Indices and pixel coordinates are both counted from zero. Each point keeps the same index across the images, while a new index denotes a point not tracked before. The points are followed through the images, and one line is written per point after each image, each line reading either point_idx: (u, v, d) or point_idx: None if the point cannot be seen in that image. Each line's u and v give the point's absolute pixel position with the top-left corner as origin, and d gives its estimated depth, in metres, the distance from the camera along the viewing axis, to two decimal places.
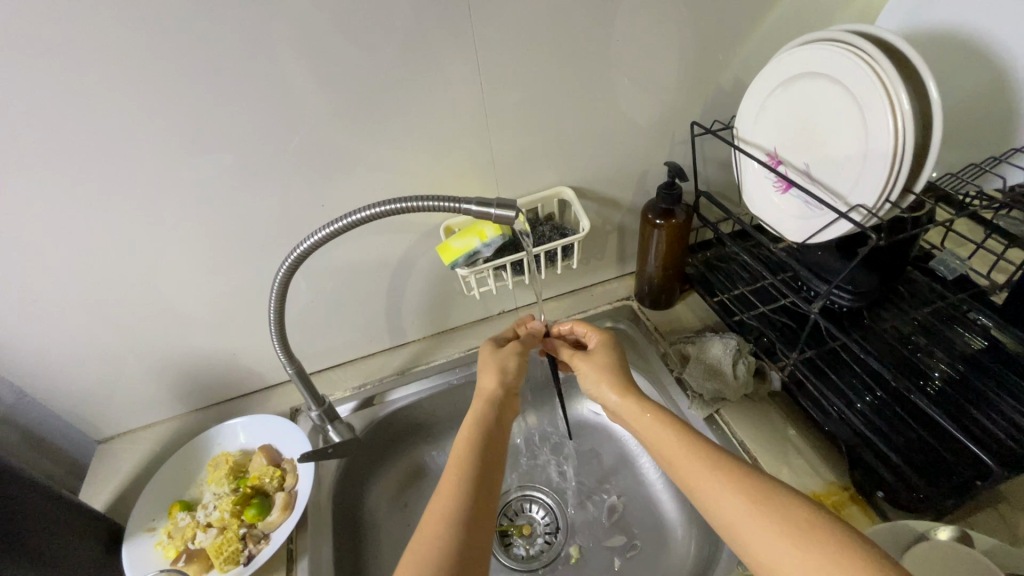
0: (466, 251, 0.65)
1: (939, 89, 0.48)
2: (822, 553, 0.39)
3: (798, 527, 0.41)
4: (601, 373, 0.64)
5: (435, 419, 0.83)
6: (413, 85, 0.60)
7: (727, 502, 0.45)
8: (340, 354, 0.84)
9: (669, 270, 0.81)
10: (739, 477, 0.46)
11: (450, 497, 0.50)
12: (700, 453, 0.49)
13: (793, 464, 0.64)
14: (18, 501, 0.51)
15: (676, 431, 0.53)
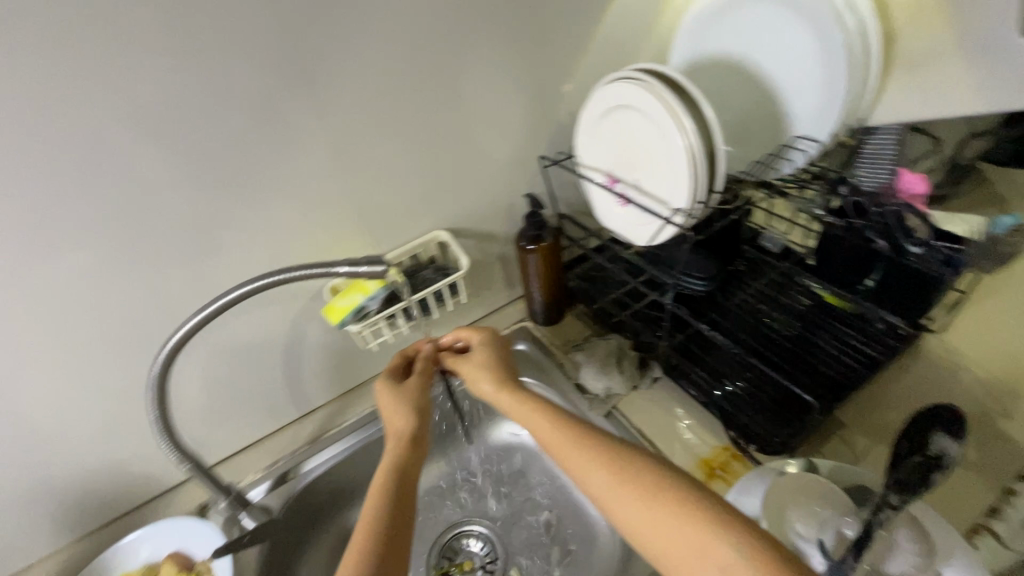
0: (352, 308, 0.66)
1: (712, 111, 0.59)
2: (676, 517, 0.43)
3: (652, 489, 0.46)
4: (479, 373, 0.67)
5: (356, 480, 0.82)
6: (268, 158, 0.63)
7: (597, 478, 0.49)
8: (243, 436, 0.81)
9: (552, 287, 0.89)
10: (608, 456, 0.50)
11: (358, 548, 0.50)
12: (573, 436, 0.53)
13: (684, 438, 0.73)
14: None
15: (552, 419, 0.56)
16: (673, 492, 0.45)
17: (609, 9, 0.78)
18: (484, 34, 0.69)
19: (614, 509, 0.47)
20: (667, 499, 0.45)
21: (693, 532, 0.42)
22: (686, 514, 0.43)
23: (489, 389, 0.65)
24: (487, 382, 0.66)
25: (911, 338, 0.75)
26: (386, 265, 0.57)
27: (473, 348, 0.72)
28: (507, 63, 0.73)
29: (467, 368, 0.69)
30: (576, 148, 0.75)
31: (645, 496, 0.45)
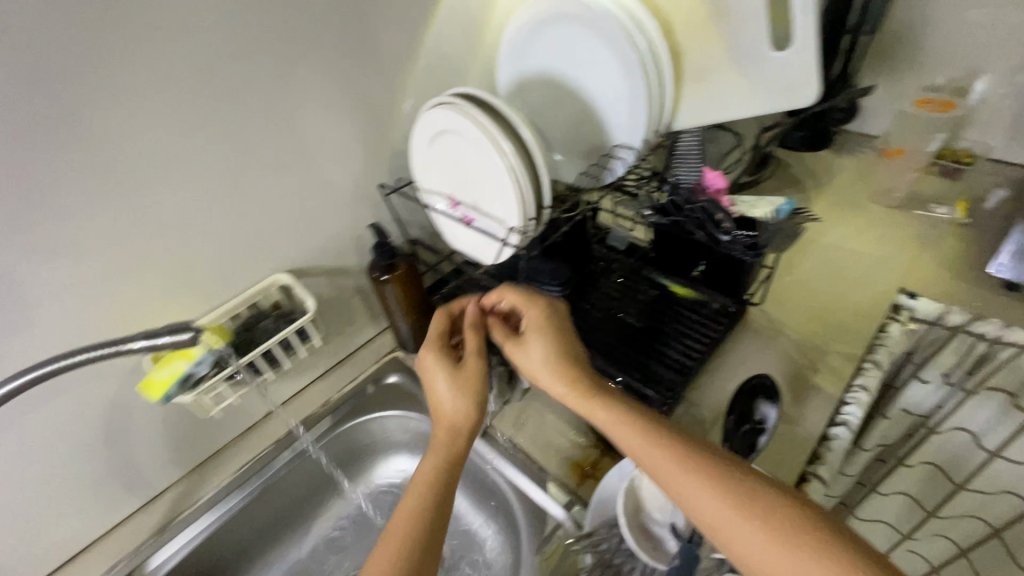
0: (175, 379, 0.59)
1: (529, 134, 0.62)
2: (796, 553, 0.42)
3: (776, 523, 0.44)
4: (551, 362, 0.61)
5: (221, 561, 0.74)
6: (39, 223, 0.54)
7: (705, 510, 0.47)
8: (68, 543, 0.68)
9: (415, 313, 0.87)
10: (717, 474, 0.48)
11: None
12: (677, 461, 0.49)
13: (558, 444, 0.74)
14: None
15: (643, 435, 0.53)
16: (791, 524, 0.43)
17: (426, 35, 0.79)
18: (290, 68, 0.66)
19: (727, 544, 0.45)
20: (788, 535, 0.43)
21: (808, 573, 0.41)
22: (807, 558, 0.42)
23: (560, 388, 0.60)
24: (572, 374, 0.60)
25: (738, 313, 0.85)
26: (193, 331, 0.54)
27: (535, 324, 0.65)
28: (326, 95, 0.71)
29: (538, 352, 0.62)
30: (413, 173, 0.74)
31: (766, 532, 0.44)
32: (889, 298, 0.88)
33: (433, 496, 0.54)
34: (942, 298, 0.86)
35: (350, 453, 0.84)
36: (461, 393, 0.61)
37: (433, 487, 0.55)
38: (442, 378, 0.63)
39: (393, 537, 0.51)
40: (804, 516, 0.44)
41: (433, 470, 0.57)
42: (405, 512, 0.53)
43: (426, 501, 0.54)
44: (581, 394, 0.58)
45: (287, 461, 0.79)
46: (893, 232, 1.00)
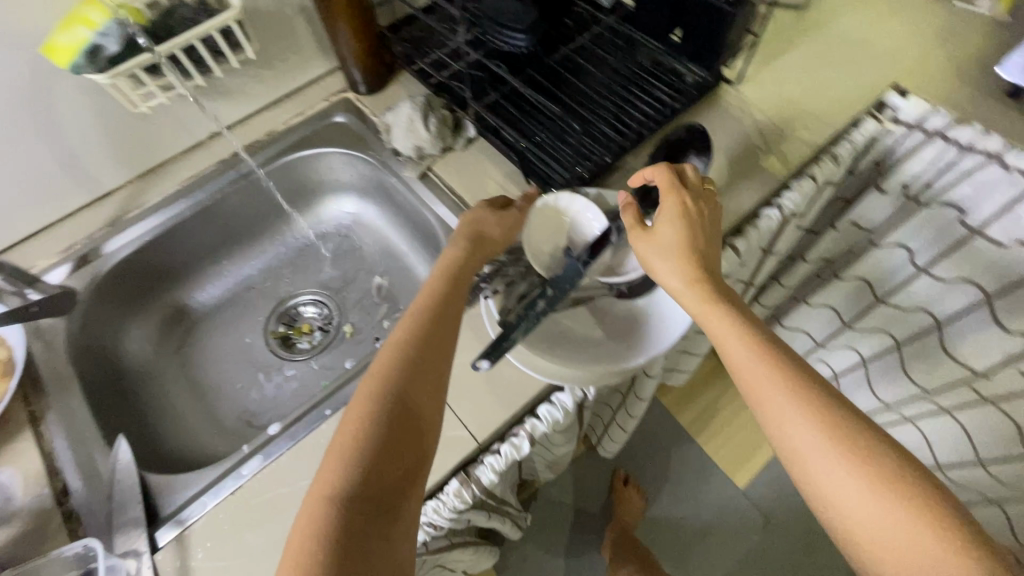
0: (79, 47, 0.57)
1: None
2: (898, 523, 0.40)
3: (868, 464, 0.42)
4: (674, 253, 0.52)
5: (177, 263, 0.81)
6: None
7: (799, 440, 0.44)
8: (29, 218, 0.73)
9: (364, 46, 0.79)
10: (841, 422, 0.44)
11: (331, 493, 0.43)
12: (779, 374, 0.46)
13: (493, 191, 0.75)
14: None
15: (767, 355, 0.47)
16: (876, 456, 0.42)
17: None
18: None
19: (810, 475, 0.44)
20: (875, 470, 0.42)
21: (925, 544, 0.39)
22: (874, 501, 0.41)
23: (666, 277, 0.52)
24: (678, 263, 0.52)
25: (708, 86, 0.78)
26: None
27: (676, 212, 0.54)
28: None
29: (652, 250, 0.53)
30: None
31: (849, 464, 0.42)
32: (881, 93, 0.81)
33: (383, 401, 0.47)
34: (937, 99, 0.79)
35: (302, 184, 0.86)
36: (508, 230, 0.61)
37: (374, 391, 0.48)
38: (461, 238, 0.59)
39: (350, 422, 0.46)
40: (883, 437, 0.43)
41: (385, 365, 0.49)
42: (349, 424, 0.46)
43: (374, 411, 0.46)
44: (691, 283, 0.51)
45: (231, 180, 0.80)
46: (921, 22, 0.87)
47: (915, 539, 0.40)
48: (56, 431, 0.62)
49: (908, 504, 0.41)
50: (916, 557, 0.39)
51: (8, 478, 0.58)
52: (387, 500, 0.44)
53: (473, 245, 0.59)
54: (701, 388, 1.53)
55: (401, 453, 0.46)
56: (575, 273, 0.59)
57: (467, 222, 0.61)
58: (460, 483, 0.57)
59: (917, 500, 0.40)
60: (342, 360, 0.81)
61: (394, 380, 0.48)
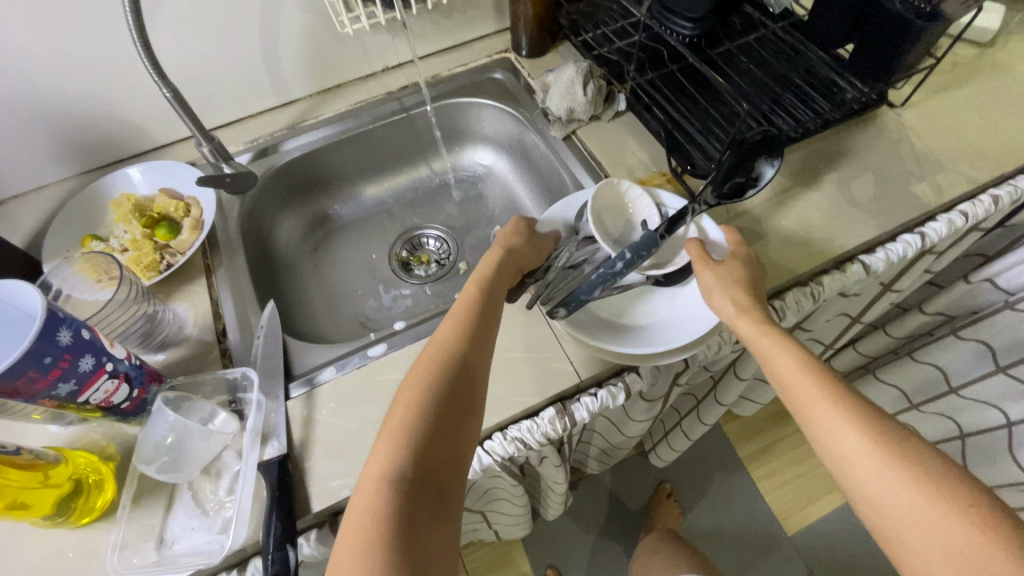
0: None
1: None
2: (946, 520, 0.39)
3: (914, 464, 0.42)
4: (732, 285, 0.58)
5: (332, 174, 0.91)
6: None
7: (843, 444, 0.45)
8: (229, 109, 0.85)
9: (540, 10, 0.85)
10: (883, 426, 0.45)
11: (395, 441, 0.47)
12: (824, 387, 0.48)
13: (631, 163, 0.78)
14: None
15: (811, 370, 0.49)
16: (920, 460, 0.42)
17: None
18: None
19: (857, 480, 0.44)
20: (919, 472, 0.41)
21: (980, 540, 0.38)
22: (922, 503, 0.40)
23: (724, 306, 0.58)
24: (733, 294, 0.57)
25: (869, 104, 0.77)
26: None
27: (740, 261, 0.61)
28: None
29: (713, 275, 0.59)
30: None
31: (891, 465, 0.42)
32: None
33: (437, 387, 0.51)
34: None
35: (451, 128, 0.94)
36: (534, 247, 0.68)
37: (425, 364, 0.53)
38: (497, 248, 0.66)
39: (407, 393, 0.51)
40: (930, 446, 0.43)
41: (431, 358, 0.54)
42: (402, 408, 0.50)
43: (425, 395, 0.50)
44: (746, 313, 0.56)
45: (395, 112, 0.89)
46: None
47: (960, 538, 0.38)
48: (222, 285, 0.71)
49: (956, 502, 0.40)
50: (960, 554, 0.38)
51: (183, 312, 0.68)
52: (439, 479, 0.47)
53: (512, 255, 0.66)
54: (768, 426, 1.48)
55: (450, 434, 0.49)
56: (652, 243, 0.60)
57: (507, 241, 0.67)
58: (556, 411, 0.62)
59: (966, 501, 0.40)
60: (451, 291, 0.88)
61: (444, 369, 0.53)
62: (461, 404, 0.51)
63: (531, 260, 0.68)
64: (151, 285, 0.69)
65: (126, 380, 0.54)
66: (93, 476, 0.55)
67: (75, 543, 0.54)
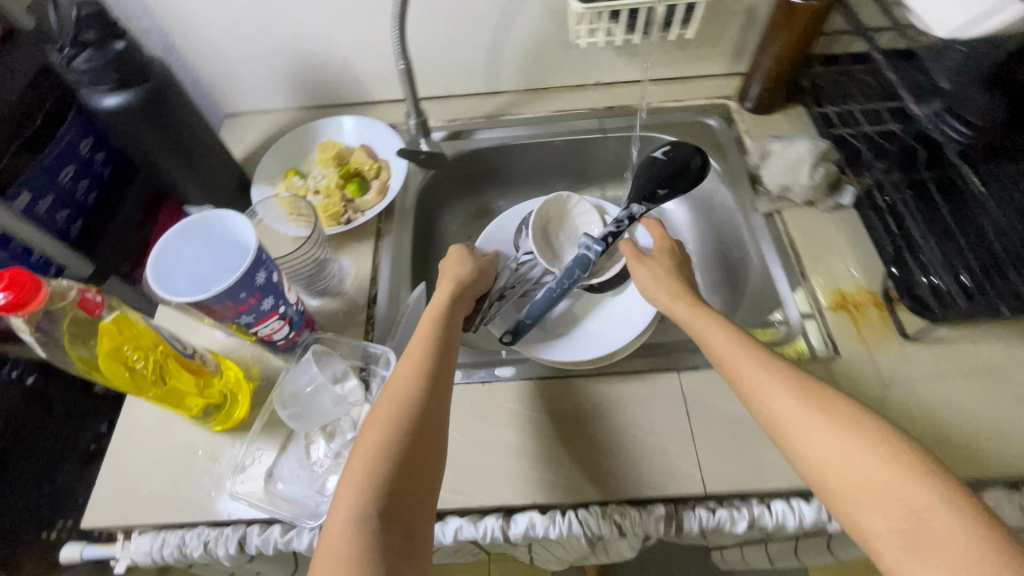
0: None
1: None
2: (866, 462, 0.42)
3: (837, 414, 0.45)
4: (663, 281, 0.65)
5: (510, 174, 0.90)
6: None
7: (778, 405, 0.48)
8: (440, 85, 0.87)
9: (785, 68, 0.77)
10: (805, 387, 0.48)
11: (361, 484, 0.48)
12: (754, 356, 0.52)
13: (836, 268, 0.68)
14: (182, 112, 0.64)
15: (738, 342, 0.53)
16: (851, 414, 0.45)
17: None
18: None
19: (791, 441, 0.46)
20: (859, 428, 0.44)
21: (898, 476, 0.41)
22: (846, 448, 0.43)
23: (659, 294, 0.64)
24: (667, 286, 0.64)
25: None
26: None
27: (669, 256, 0.68)
28: None
29: (647, 270, 0.66)
30: None
31: (824, 420, 0.45)
32: None
33: (410, 400, 0.54)
34: None
35: None
36: (480, 273, 0.72)
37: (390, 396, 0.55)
38: (450, 278, 0.69)
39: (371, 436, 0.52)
40: (857, 402, 0.46)
41: (402, 378, 0.56)
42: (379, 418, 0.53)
43: (399, 405, 0.54)
44: (683, 302, 0.61)
45: (592, 132, 0.85)
46: None
47: (888, 479, 0.41)
48: (386, 253, 0.74)
49: (866, 439, 0.43)
50: (891, 493, 0.41)
51: (345, 267, 0.72)
52: (409, 482, 0.50)
53: (460, 290, 0.68)
54: None
55: (424, 440, 0.52)
56: (585, 263, 0.69)
57: (455, 273, 0.70)
58: (666, 512, 0.55)
59: (885, 445, 0.43)
60: None
61: (418, 381, 0.56)
62: (426, 439, 0.53)
63: (479, 287, 0.72)
64: (329, 233, 0.73)
65: (287, 323, 0.58)
66: (238, 392, 0.61)
67: (208, 445, 0.60)
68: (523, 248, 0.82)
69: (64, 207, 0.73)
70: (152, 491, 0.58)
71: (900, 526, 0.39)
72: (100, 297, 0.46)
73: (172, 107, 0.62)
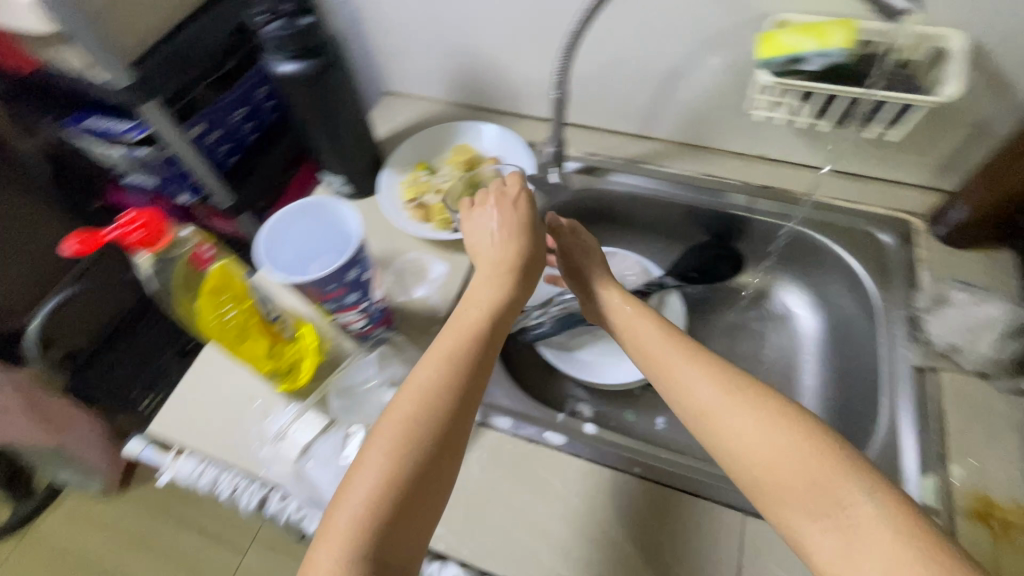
0: (790, 52, 0.55)
1: None
2: (795, 453, 0.42)
3: (770, 406, 0.44)
4: (508, 222, 0.57)
5: (634, 221, 0.84)
6: None
7: (705, 394, 0.47)
8: (589, 116, 0.83)
9: (1004, 207, 0.62)
10: (743, 389, 0.46)
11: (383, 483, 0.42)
12: (674, 345, 0.51)
13: (987, 467, 0.54)
14: (344, 90, 0.67)
15: (659, 329, 0.53)
16: (777, 401, 0.45)
17: None
18: None
19: (724, 442, 0.44)
20: (792, 430, 0.43)
21: (827, 466, 0.41)
22: (776, 441, 0.43)
23: (490, 227, 0.58)
24: (519, 237, 0.57)
25: None
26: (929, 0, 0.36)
27: (521, 198, 0.59)
28: None
29: (487, 214, 0.58)
30: None
31: (755, 411, 0.44)
32: None
33: (432, 417, 0.45)
34: None
35: (789, 256, 0.79)
36: (520, 241, 0.57)
37: (411, 376, 0.48)
38: (510, 264, 0.55)
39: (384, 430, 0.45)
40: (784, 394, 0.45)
41: (435, 368, 0.48)
42: (406, 412, 0.45)
43: (430, 402, 0.46)
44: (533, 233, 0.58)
45: (737, 206, 0.76)
46: None
47: (815, 471, 0.41)
48: None
49: (795, 434, 0.43)
50: (820, 488, 0.40)
51: (439, 271, 0.72)
52: (433, 482, 0.44)
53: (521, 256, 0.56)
54: None
55: (449, 449, 0.45)
56: None
57: (510, 254, 0.56)
58: None
59: (815, 445, 0.42)
60: (656, 415, 0.75)
61: (430, 372, 0.47)
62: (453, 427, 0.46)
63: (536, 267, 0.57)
64: (435, 235, 0.74)
65: (365, 317, 0.59)
66: (287, 377, 0.61)
67: (266, 396, 0.64)
68: None
69: (228, 142, 0.81)
70: (209, 422, 0.63)
71: (832, 532, 0.39)
72: (213, 251, 0.52)
73: (339, 85, 0.66)
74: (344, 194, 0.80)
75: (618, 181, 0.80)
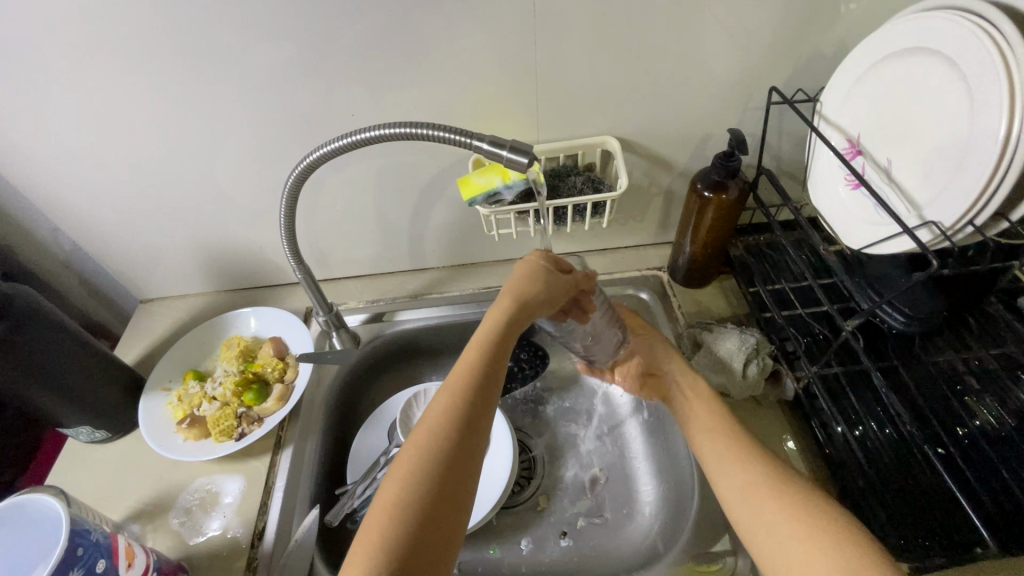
0: (486, 189, 0.62)
1: (960, 110, 0.45)
2: (817, 536, 0.46)
3: (794, 500, 0.49)
4: (522, 278, 0.56)
5: (439, 349, 0.84)
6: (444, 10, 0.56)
7: (731, 483, 0.53)
8: (362, 266, 0.85)
9: (708, 249, 0.74)
10: (780, 489, 0.50)
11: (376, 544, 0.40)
12: (747, 475, 0.53)
13: None
14: (64, 350, 0.60)
15: (716, 437, 0.58)
16: (808, 499, 0.49)
17: None
18: None
19: (756, 534, 0.49)
20: (808, 513, 0.47)
21: (839, 547, 0.44)
22: (793, 532, 0.47)
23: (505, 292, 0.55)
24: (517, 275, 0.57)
25: None
26: (531, 158, 0.48)
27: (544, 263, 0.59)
28: None
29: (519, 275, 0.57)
30: (902, 148, 0.51)
31: (777, 502, 0.49)
32: None
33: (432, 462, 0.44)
34: None
35: None
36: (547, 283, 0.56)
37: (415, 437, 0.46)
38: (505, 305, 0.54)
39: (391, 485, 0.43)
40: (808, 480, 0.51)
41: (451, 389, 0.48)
42: (420, 437, 0.46)
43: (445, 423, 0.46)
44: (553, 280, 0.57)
45: None
46: None
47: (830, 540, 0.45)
48: (281, 469, 0.65)
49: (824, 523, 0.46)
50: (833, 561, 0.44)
51: (234, 490, 0.64)
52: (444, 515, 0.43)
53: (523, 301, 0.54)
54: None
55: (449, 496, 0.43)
56: None
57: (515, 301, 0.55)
58: None
59: (838, 525, 0.46)
60: (518, 539, 0.72)
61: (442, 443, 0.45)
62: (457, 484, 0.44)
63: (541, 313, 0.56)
64: (219, 450, 0.65)
65: None
66: None
67: None
68: (394, 441, 0.73)
69: None
70: None
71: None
72: None
73: (56, 348, 0.59)
74: (100, 439, 0.69)
75: (406, 319, 0.81)
